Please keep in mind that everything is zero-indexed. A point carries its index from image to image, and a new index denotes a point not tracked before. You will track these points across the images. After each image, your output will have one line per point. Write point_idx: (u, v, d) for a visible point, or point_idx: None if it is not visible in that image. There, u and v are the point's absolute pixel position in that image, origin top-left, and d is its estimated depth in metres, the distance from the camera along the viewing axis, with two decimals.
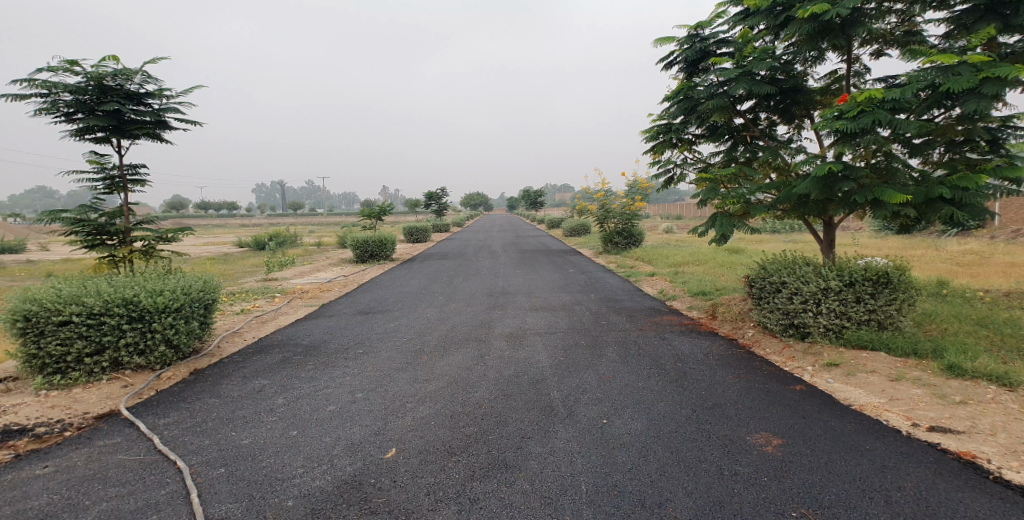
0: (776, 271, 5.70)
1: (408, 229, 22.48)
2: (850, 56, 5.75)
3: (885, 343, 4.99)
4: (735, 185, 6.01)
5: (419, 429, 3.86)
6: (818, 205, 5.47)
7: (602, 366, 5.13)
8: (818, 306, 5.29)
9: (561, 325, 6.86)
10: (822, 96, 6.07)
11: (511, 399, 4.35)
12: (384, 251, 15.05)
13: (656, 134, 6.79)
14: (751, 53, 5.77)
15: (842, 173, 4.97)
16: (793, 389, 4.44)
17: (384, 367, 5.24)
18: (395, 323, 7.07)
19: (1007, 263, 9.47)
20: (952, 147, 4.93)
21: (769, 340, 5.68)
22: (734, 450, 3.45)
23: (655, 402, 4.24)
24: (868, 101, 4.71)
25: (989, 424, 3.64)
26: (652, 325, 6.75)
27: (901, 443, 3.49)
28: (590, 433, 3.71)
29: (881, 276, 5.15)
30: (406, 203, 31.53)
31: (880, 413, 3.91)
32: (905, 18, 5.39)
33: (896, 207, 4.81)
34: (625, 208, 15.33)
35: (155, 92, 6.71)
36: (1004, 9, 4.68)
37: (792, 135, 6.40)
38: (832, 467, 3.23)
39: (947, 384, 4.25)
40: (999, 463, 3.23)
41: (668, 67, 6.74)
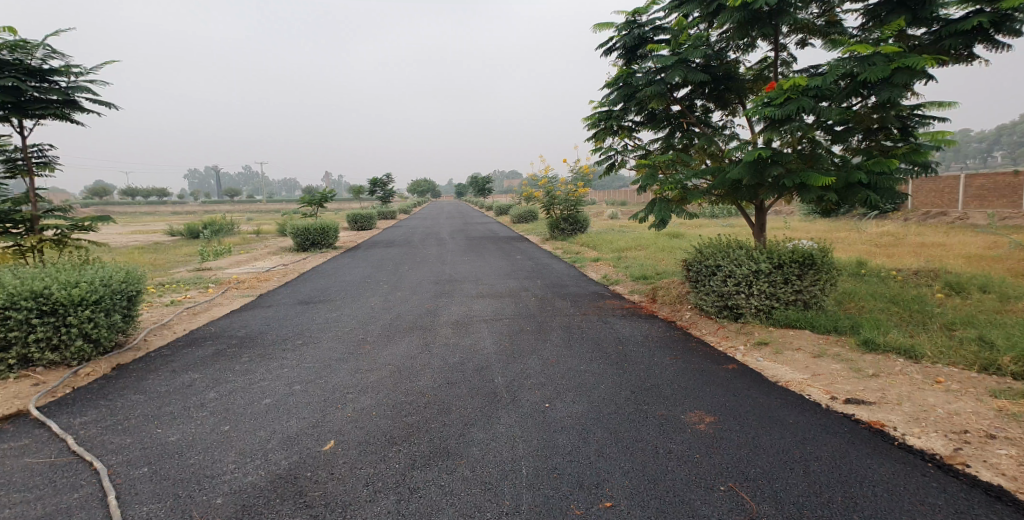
0: (712, 255, 5.94)
1: (351, 217, 21.81)
2: (777, 44, 6.00)
3: (809, 322, 5.31)
4: (673, 171, 6.18)
5: (359, 419, 3.77)
6: (749, 191, 5.71)
7: (546, 351, 5.20)
8: (749, 288, 5.54)
9: (507, 311, 6.88)
10: (753, 84, 6.31)
11: (455, 386, 4.33)
12: (326, 239, 14.57)
13: (597, 121, 6.88)
14: (686, 40, 5.92)
15: (771, 159, 5.23)
16: (726, 368, 4.65)
17: (325, 357, 5.09)
18: (338, 313, 6.88)
19: (919, 244, 10.30)
20: (869, 134, 5.25)
21: (705, 322, 5.92)
22: (669, 429, 3.58)
23: (597, 385, 4.34)
24: (793, 89, 4.93)
25: (896, 394, 3.94)
26: (596, 309, 6.89)
27: (820, 416, 3.73)
28: (533, 418, 3.76)
29: (806, 258, 5.45)
30: (351, 191, 30.69)
31: (802, 388, 4.16)
32: (826, 9, 5.67)
33: (820, 191, 5.07)
34: (568, 195, 15.52)
35: (61, 69, 6.14)
36: (912, 4, 5.00)
37: (726, 122, 6.64)
38: (759, 441, 3.41)
39: (862, 359, 4.57)
40: (904, 430, 3.51)
41: (608, 53, 6.81)
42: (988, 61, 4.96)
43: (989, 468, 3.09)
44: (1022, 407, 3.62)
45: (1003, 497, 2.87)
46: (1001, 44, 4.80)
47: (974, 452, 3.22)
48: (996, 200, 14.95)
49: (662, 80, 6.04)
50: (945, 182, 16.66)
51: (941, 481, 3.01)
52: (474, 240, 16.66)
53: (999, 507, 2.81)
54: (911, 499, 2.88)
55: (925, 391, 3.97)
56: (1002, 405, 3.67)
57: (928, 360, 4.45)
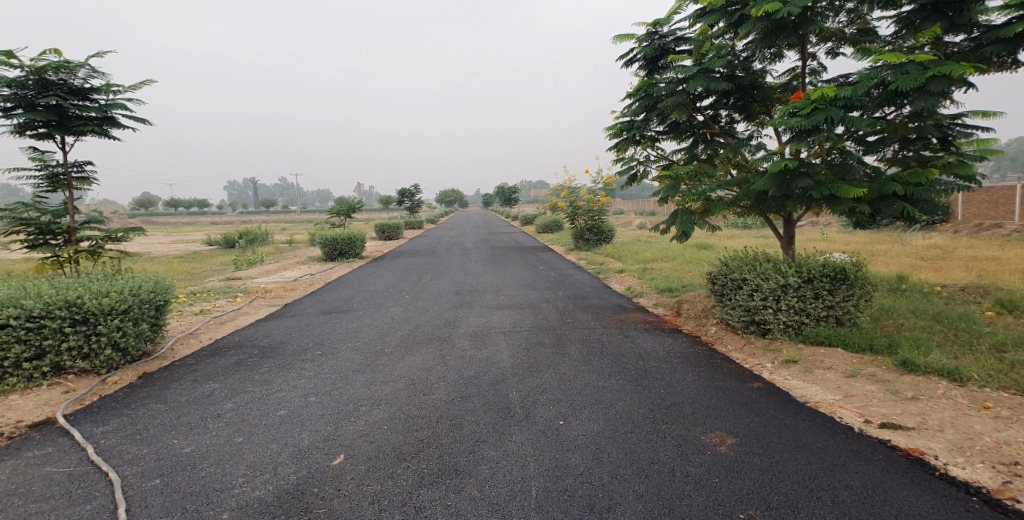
0: (737, 268, 5.74)
1: (379, 227, 22.04)
2: (806, 54, 5.81)
3: (842, 339, 5.05)
4: (696, 182, 6.03)
5: (370, 433, 3.74)
6: (776, 202, 5.50)
7: (563, 365, 5.08)
8: (777, 303, 5.33)
9: (526, 323, 6.79)
10: (780, 94, 6.12)
11: (469, 401, 4.26)
12: (354, 249, 14.75)
13: (618, 131, 6.79)
14: (709, 50, 5.80)
15: (800, 170, 5.03)
16: (751, 387, 4.45)
17: (342, 368, 5.08)
18: (358, 323, 6.90)
19: (969, 257, 9.81)
20: (906, 144, 4.99)
21: (730, 337, 5.71)
22: (687, 451, 3.43)
23: (614, 402, 4.21)
24: (821, 99, 4.75)
25: (938, 419, 3.70)
26: (617, 323, 6.73)
27: (852, 441, 3.52)
28: (547, 435, 3.66)
29: (838, 272, 5.20)
30: (379, 201, 31.11)
31: (833, 410, 3.95)
32: (855, 17, 5.47)
33: (852, 202, 4.84)
34: (590, 206, 15.39)
35: (101, 87, 6.36)
36: (948, 10, 4.77)
37: (752, 132, 6.45)
38: (784, 466, 3.23)
39: (899, 380, 4.32)
40: (946, 459, 3.28)
41: (629, 64, 6.74)
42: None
43: None
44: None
45: None
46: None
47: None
48: None
49: (684, 91, 5.92)
50: (997, 191, 16.08)
51: (987, 517, 2.79)
52: (498, 251, 16.61)
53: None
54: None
55: (970, 417, 3.71)
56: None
57: (974, 383, 4.17)
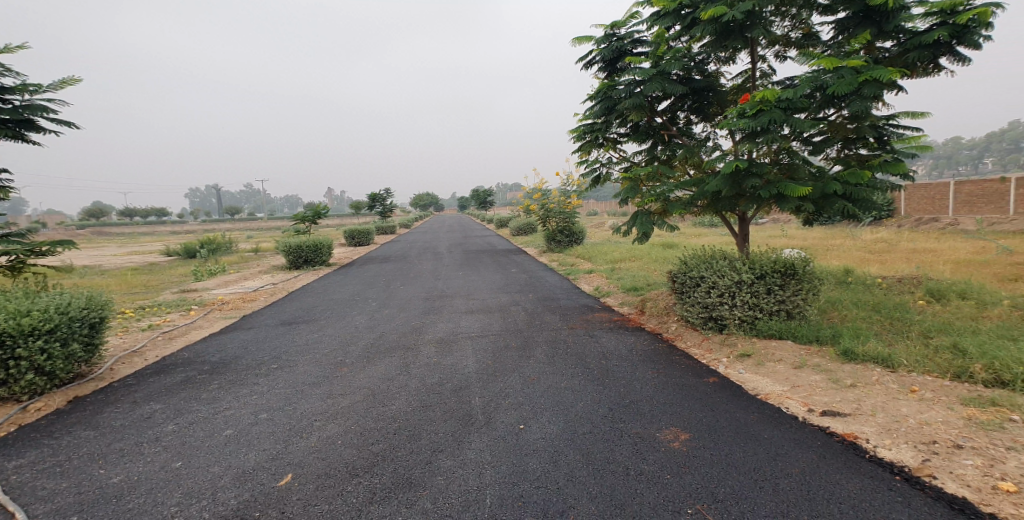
0: (696, 266, 5.85)
1: (348, 233, 21.65)
2: (756, 56, 5.97)
3: (792, 333, 5.21)
4: (656, 184, 6.13)
5: (322, 449, 3.70)
6: (730, 201, 5.63)
7: (528, 368, 5.11)
8: (733, 299, 5.46)
9: (494, 327, 6.79)
10: (733, 96, 6.26)
11: (429, 409, 4.25)
12: (318, 256, 14.50)
13: (581, 134, 6.87)
14: (665, 53, 5.91)
15: (749, 170, 5.17)
16: (707, 382, 4.56)
17: (298, 382, 5.01)
18: (319, 334, 6.80)
19: (911, 249, 10.31)
20: (847, 145, 5.16)
21: (690, 334, 5.83)
22: (642, 449, 3.49)
23: (575, 403, 4.25)
24: (765, 101, 4.89)
25: (871, 405, 3.85)
26: (584, 323, 6.80)
27: (795, 430, 3.64)
28: (505, 441, 3.68)
29: (788, 268, 5.37)
30: (349, 206, 30.61)
31: (781, 401, 4.07)
32: (799, 22, 5.66)
33: (798, 201, 5.00)
34: (562, 207, 15.51)
35: (16, 87, 6.14)
36: (878, 17, 5.00)
37: (709, 134, 6.58)
38: (732, 459, 3.32)
39: (841, 369, 4.48)
40: (876, 442, 3.42)
41: (589, 66, 6.82)
42: (952, 72, 4.96)
43: (956, 479, 3.01)
44: (992, 415, 3.54)
45: (966, 511, 2.79)
46: (962, 56, 4.81)
47: (942, 462, 3.15)
48: (982, 205, 15.30)
49: (641, 93, 6.02)
50: (935, 188, 17.05)
51: (907, 495, 2.93)
52: (471, 255, 16.54)
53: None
54: (875, 516, 2.79)
55: (899, 400, 3.88)
56: (974, 414, 3.59)
57: (904, 369, 4.35)
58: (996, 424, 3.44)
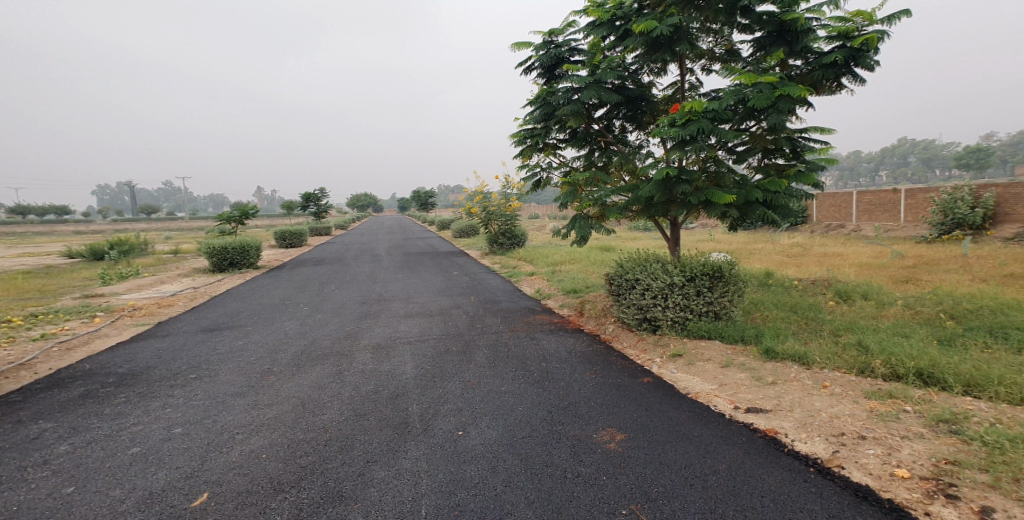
0: (631, 269, 6.01)
1: (278, 235, 20.68)
2: (685, 69, 6.23)
3: (719, 333, 5.45)
4: (593, 189, 6.24)
5: (244, 464, 3.48)
6: (663, 207, 5.82)
7: (468, 373, 5.06)
8: (666, 300, 5.65)
9: (433, 331, 6.68)
10: (665, 106, 6.49)
11: (363, 418, 4.11)
12: (245, 258, 13.77)
13: (521, 138, 6.89)
14: (601, 62, 6.04)
15: (680, 178, 5.36)
16: (642, 382, 4.69)
17: (219, 393, 4.70)
18: (244, 341, 6.43)
19: (822, 253, 11.11)
20: (767, 155, 5.47)
21: (626, 335, 5.98)
22: (579, 450, 3.53)
23: (514, 407, 4.24)
24: (693, 111, 5.09)
25: (790, 400, 4.09)
26: (524, 325, 6.82)
27: (723, 427, 3.80)
28: (442, 449, 3.61)
29: (716, 271, 5.62)
30: (281, 206, 29.23)
31: (710, 399, 4.24)
32: (722, 39, 5.96)
33: (724, 207, 5.25)
34: (503, 209, 15.54)
35: None
36: (789, 37, 5.36)
37: (643, 142, 6.78)
38: (664, 458, 3.41)
39: (763, 367, 4.73)
40: (794, 436, 3.63)
41: (528, 71, 6.87)
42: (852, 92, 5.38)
43: (861, 468, 3.25)
44: (891, 407, 3.85)
45: (870, 497, 3.01)
46: (860, 77, 5.23)
47: (850, 453, 3.39)
48: (881, 213, 16.74)
49: (578, 100, 6.12)
50: (842, 196, 18.51)
51: (819, 486, 3.12)
52: (411, 257, 16.23)
53: (865, 507, 2.93)
54: (792, 507, 2.95)
55: (814, 396, 4.14)
56: (875, 406, 3.89)
57: (818, 365, 4.66)
58: (893, 415, 3.74)
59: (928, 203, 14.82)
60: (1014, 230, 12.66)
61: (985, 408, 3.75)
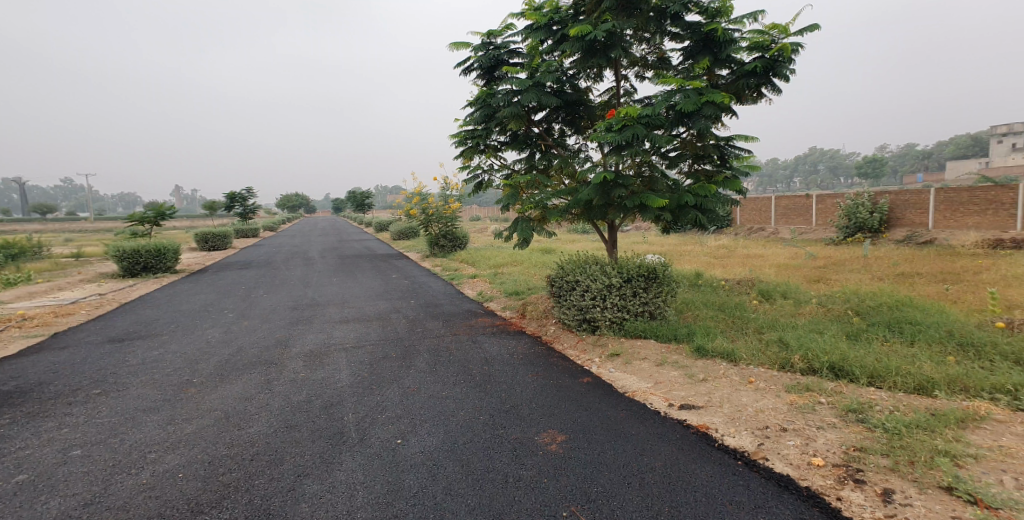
0: (572, 271, 6.09)
1: (199, 237, 19.39)
2: (620, 75, 6.39)
3: (655, 332, 5.62)
4: (534, 192, 6.28)
5: (158, 486, 3.21)
6: (601, 210, 5.94)
7: (407, 379, 4.93)
8: (604, 301, 5.76)
9: (371, 337, 6.47)
10: (602, 111, 6.63)
11: (294, 430, 3.90)
12: (162, 262, 12.78)
13: (462, 139, 6.82)
14: (539, 65, 6.07)
15: (617, 181, 5.49)
16: (581, 382, 4.74)
17: (129, 408, 4.32)
18: (160, 351, 5.96)
19: (745, 255, 11.76)
20: (697, 161, 5.70)
21: (566, 336, 6.04)
22: (520, 454, 3.51)
23: (455, 412, 4.16)
24: (628, 117, 5.22)
25: (719, 396, 4.28)
26: (466, 328, 6.74)
27: (659, 424, 3.91)
28: (379, 458, 3.49)
29: (651, 272, 5.80)
30: (203, 206, 27.46)
31: (646, 398, 4.36)
32: (654, 47, 6.17)
33: (658, 211, 5.42)
34: (443, 211, 15.34)
35: None
36: (715, 47, 5.64)
37: (581, 146, 6.89)
38: (604, 458, 3.46)
39: (695, 364, 4.92)
40: (724, 431, 3.79)
41: (467, 72, 6.82)
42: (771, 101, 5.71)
43: (784, 459, 3.43)
44: (808, 399, 4.11)
45: (791, 485, 3.18)
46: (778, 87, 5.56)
47: (773, 445, 3.58)
48: (796, 217, 17.95)
49: (518, 103, 6.13)
50: (761, 201, 19.71)
51: (747, 478, 3.27)
52: (346, 260, 15.71)
53: (787, 496, 3.10)
54: (723, 499, 3.07)
55: (741, 391, 4.35)
56: (795, 399, 4.13)
57: (744, 362, 4.91)
58: (810, 407, 3.98)
59: (835, 209, 16.08)
60: (906, 233, 13.99)
61: (887, 397, 4.07)
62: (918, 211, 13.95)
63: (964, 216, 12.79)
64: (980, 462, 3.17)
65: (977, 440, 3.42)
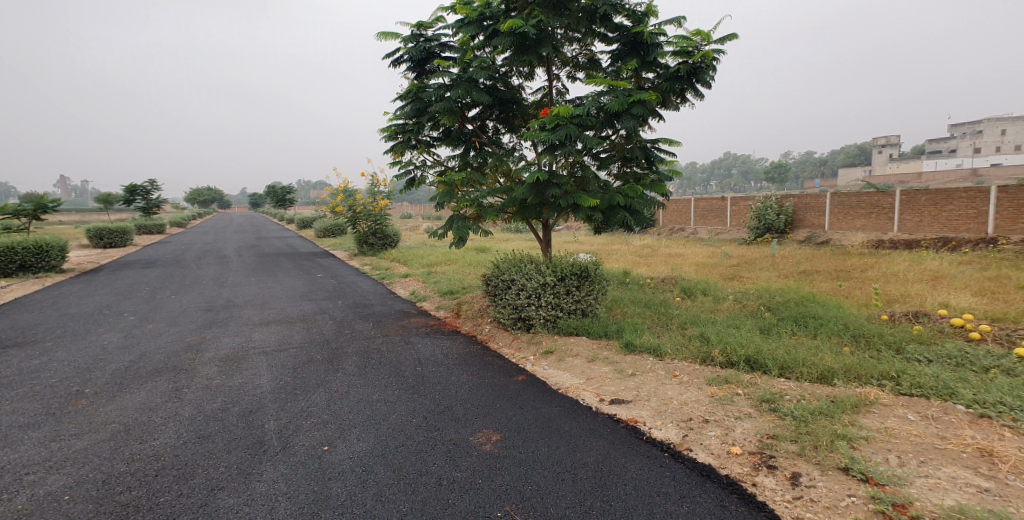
0: (507, 270, 6.10)
1: (93, 232, 17.62)
2: (552, 75, 6.48)
3: (587, 329, 5.74)
4: (469, 189, 6.21)
5: (41, 512, 2.86)
6: (536, 209, 5.98)
7: (334, 382, 4.72)
8: (539, 299, 5.81)
9: (295, 339, 6.15)
10: (534, 110, 6.69)
11: (207, 440, 3.62)
12: (45, 260, 11.48)
13: (393, 134, 6.62)
14: (472, 60, 6.02)
15: (551, 181, 5.55)
16: (516, 380, 4.75)
17: (6, 425, 3.83)
18: (45, 360, 5.34)
19: (668, 254, 12.32)
20: (626, 163, 5.90)
21: (501, 334, 6.04)
22: (454, 455, 3.46)
23: (386, 415, 4.04)
24: (561, 116, 5.29)
25: (647, 391, 4.43)
26: (398, 329, 6.57)
27: (591, 420, 4.00)
28: (304, 467, 3.31)
29: (583, 270, 5.94)
30: (98, 199, 24.99)
31: (578, 393, 4.44)
32: (584, 48, 6.31)
33: (590, 210, 5.54)
34: (371, 208, 14.91)
35: None
36: (641, 51, 5.85)
37: (515, 144, 6.92)
38: (538, 456, 3.48)
39: (624, 360, 5.08)
40: (651, 424, 3.94)
41: (397, 64, 6.63)
42: (693, 105, 6.00)
43: (705, 449, 3.61)
44: (727, 391, 4.35)
45: (712, 474, 3.35)
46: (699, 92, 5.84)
47: (696, 436, 3.76)
48: (712, 218, 19.06)
49: (451, 98, 6.05)
50: (681, 203, 20.75)
51: (672, 469, 3.41)
52: (266, 258, 14.87)
53: (709, 484, 3.26)
54: (651, 491, 3.17)
55: (667, 385, 4.54)
56: (715, 391, 4.36)
57: (669, 356, 5.12)
58: (728, 398, 4.22)
59: (746, 211, 17.22)
60: (807, 234, 15.25)
61: (795, 386, 4.40)
62: (816, 214, 15.24)
63: (853, 218, 14.12)
64: (871, 443, 3.49)
65: (868, 423, 3.77)
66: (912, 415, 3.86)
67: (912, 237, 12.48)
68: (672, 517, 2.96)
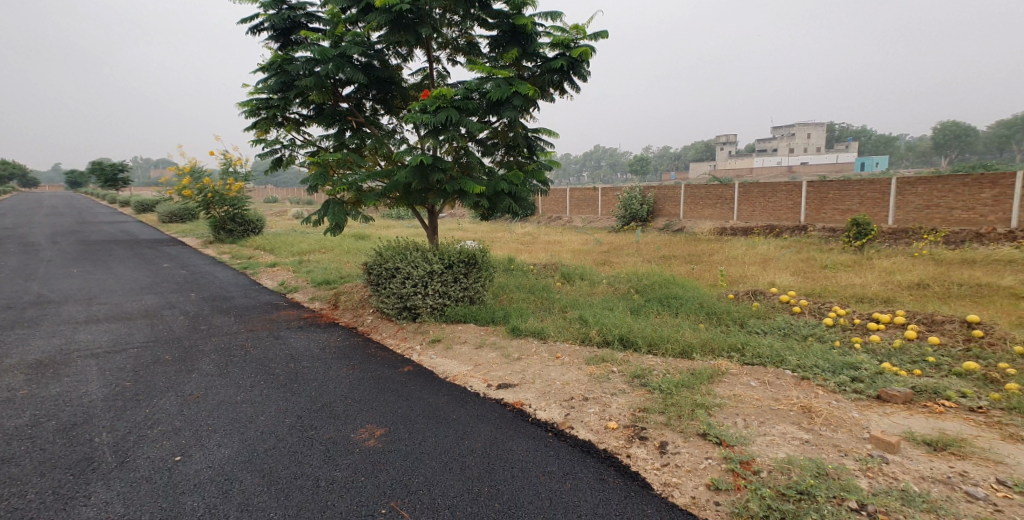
0: (391, 258, 5.87)
1: None
2: (431, 56, 6.29)
3: (474, 315, 5.73)
4: (346, 172, 5.84)
5: None
6: (420, 195, 5.80)
7: (189, 385, 4.18)
8: (426, 288, 5.67)
9: (135, 338, 5.34)
10: (414, 92, 6.46)
11: (15, 465, 2.99)
12: None
13: (255, 108, 5.98)
14: (344, 34, 5.63)
15: (434, 165, 5.41)
16: (401, 372, 4.59)
17: None
18: None
19: (546, 241, 12.76)
20: (509, 150, 5.95)
21: (385, 325, 5.78)
22: (334, 454, 3.24)
23: (253, 417, 3.67)
24: (443, 99, 5.16)
25: (532, 373, 4.54)
26: (266, 323, 6.01)
27: (478, 406, 3.99)
28: (150, 483, 2.88)
29: (471, 258, 5.95)
30: None
31: (466, 381, 4.42)
32: (464, 32, 6.21)
33: (476, 197, 5.51)
34: (225, 192, 13.40)
35: None
36: (521, 40, 5.90)
37: (395, 126, 6.63)
38: (424, 447, 3.39)
39: (510, 344, 5.16)
40: (536, 405, 4.04)
41: (256, 31, 5.98)
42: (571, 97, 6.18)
43: (585, 426, 3.79)
44: (604, 369, 4.61)
45: (591, 450, 3.53)
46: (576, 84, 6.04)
47: (578, 414, 3.93)
48: (584, 207, 20.14)
49: (321, 73, 5.61)
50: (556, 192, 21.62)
51: (556, 448, 3.53)
52: (94, 246, 12.74)
53: (589, 460, 3.42)
54: (536, 471, 3.25)
55: (550, 366, 4.69)
56: (593, 370, 4.60)
57: (552, 338, 5.31)
58: (605, 376, 4.48)
59: (614, 200, 18.43)
60: (665, 222, 16.75)
61: (661, 362, 4.79)
62: (673, 204, 16.79)
63: (702, 208, 15.79)
64: (723, 409, 3.92)
65: (721, 391, 4.23)
66: (753, 381, 4.41)
67: (748, 224, 14.29)
68: (556, 494, 3.06)
